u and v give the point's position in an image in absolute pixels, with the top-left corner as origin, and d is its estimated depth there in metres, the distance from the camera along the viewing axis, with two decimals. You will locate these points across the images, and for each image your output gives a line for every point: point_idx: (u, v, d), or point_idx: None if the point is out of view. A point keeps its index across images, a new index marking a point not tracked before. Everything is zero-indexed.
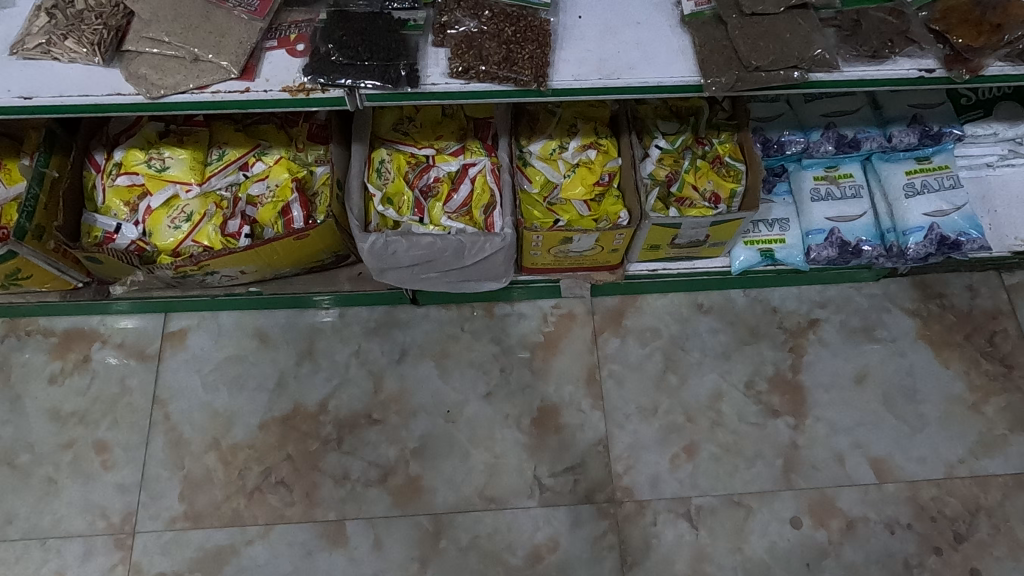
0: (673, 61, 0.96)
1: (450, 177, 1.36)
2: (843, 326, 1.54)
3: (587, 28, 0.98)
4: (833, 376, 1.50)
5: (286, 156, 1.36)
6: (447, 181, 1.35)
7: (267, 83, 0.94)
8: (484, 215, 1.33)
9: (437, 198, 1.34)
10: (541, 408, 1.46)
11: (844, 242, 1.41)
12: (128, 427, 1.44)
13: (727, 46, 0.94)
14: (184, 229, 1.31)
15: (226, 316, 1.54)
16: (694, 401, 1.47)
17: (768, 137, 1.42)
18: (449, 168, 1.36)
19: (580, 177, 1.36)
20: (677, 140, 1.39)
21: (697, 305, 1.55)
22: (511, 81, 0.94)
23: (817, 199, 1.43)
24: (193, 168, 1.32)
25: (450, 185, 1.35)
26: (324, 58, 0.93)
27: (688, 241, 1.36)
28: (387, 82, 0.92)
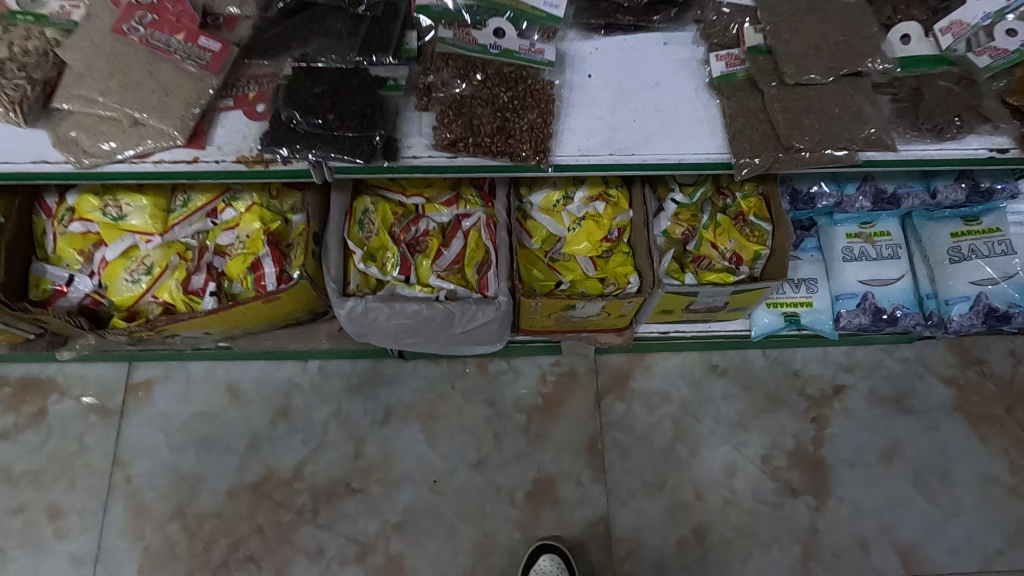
0: (697, 132, 0.82)
1: (441, 229, 1.23)
2: (871, 394, 1.40)
3: (597, 91, 0.85)
4: (859, 451, 1.36)
5: (258, 202, 1.21)
6: (438, 235, 1.22)
7: (218, 151, 0.80)
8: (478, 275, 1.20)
9: (425, 255, 1.20)
10: (537, 480, 1.33)
11: (878, 309, 1.26)
12: (85, 491, 1.32)
13: (764, 121, 0.80)
14: (142, 284, 1.18)
15: (195, 367, 1.41)
16: (704, 476, 1.34)
17: (797, 188, 1.25)
18: (440, 219, 1.23)
19: (586, 232, 1.21)
20: (696, 193, 1.24)
21: (711, 367, 1.42)
22: (506, 155, 0.81)
23: (850, 259, 1.29)
24: (153, 216, 1.17)
25: (441, 240, 1.22)
26: (284, 125, 0.80)
27: (706, 307, 1.22)
28: (359, 157, 0.79)
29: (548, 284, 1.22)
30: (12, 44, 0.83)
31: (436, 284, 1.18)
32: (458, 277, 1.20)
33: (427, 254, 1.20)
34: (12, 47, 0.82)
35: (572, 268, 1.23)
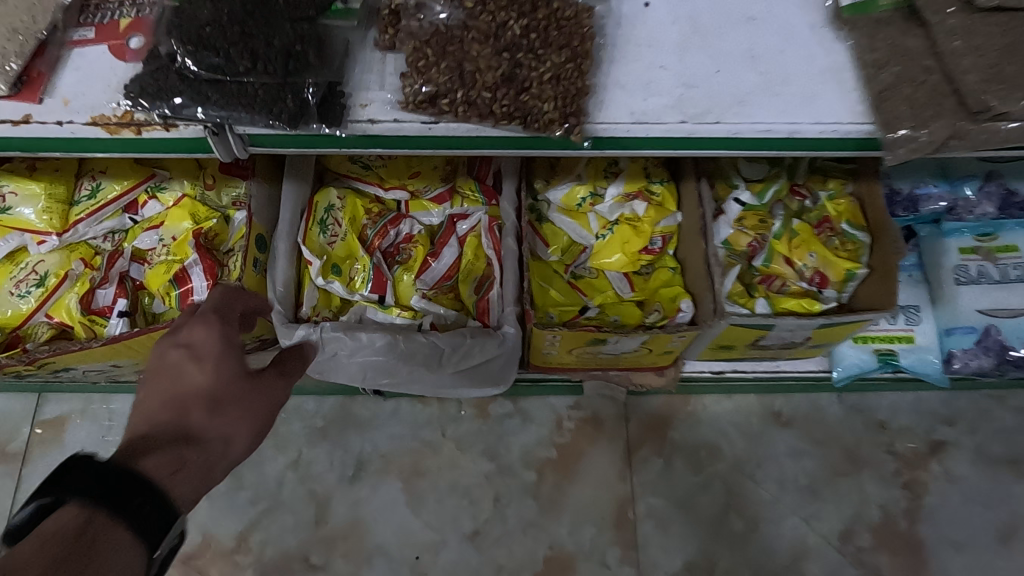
0: (819, 93, 0.54)
1: (429, 233, 0.94)
2: (980, 455, 1.09)
3: (658, 28, 0.56)
4: (965, 530, 1.05)
5: (190, 194, 0.93)
6: (423, 240, 0.93)
7: (63, 108, 0.52)
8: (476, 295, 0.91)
9: (406, 266, 0.92)
10: (548, 559, 1.03)
11: (1004, 349, 0.96)
12: None
13: (933, 70, 0.52)
14: (31, 300, 0.88)
15: (120, 401, 1.12)
16: (765, 559, 1.04)
17: (898, 189, 0.97)
18: (426, 219, 0.94)
19: (620, 241, 0.92)
20: (767, 191, 0.94)
21: (771, 414, 1.12)
22: (517, 120, 0.52)
23: (965, 281, 0.98)
24: (48, 211, 0.87)
25: (428, 248, 0.92)
26: (165, 69, 0.51)
27: (779, 343, 0.92)
28: (279, 119, 0.50)
29: (570, 309, 0.91)
30: None
31: (419, 305, 0.89)
32: (447, 296, 0.92)
33: (410, 265, 0.92)
34: None
35: (601, 285, 0.94)
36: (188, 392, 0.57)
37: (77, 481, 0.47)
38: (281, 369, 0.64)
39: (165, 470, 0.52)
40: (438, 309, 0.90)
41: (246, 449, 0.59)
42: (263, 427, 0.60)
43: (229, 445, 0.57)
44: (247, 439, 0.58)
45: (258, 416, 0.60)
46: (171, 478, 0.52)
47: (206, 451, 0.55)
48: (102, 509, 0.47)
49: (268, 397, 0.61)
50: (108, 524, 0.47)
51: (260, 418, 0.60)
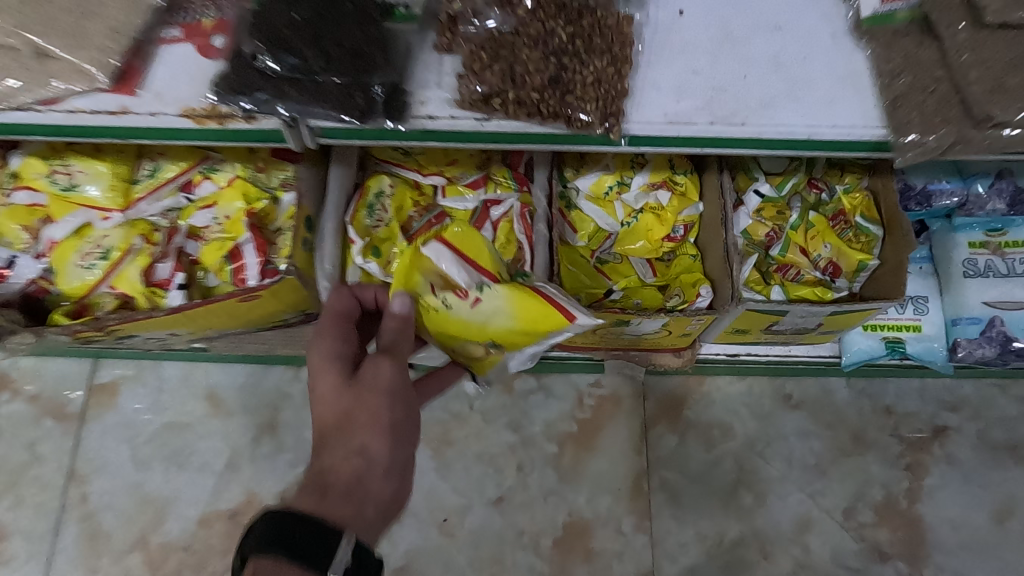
0: (836, 97, 0.57)
1: (478, 250, 0.78)
2: (980, 440, 1.14)
3: (694, 34, 0.59)
4: (964, 509, 1.11)
5: (242, 174, 0.97)
6: (466, 263, 0.75)
7: (157, 99, 0.57)
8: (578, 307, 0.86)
9: (430, 310, 0.76)
10: (568, 525, 1.10)
11: (1007, 340, 1.01)
12: (35, 510, 1.12)
13: (943, 80, 0.54)
14: (97, 272, 0.96)
15: (170, 367, 1.20)
16: (773, 532, 1.10)
17: (911, 184, 1.00)
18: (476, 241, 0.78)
19: (643, 229, 0.99)
20: (786, 184, 0.99)
21: (783, 396, 1.17)
22: (562, 118, 0.56)
23: (973, 274, 1.03)
24: (113, 188, 0.95)
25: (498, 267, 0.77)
26: (245, 62, 0.56)
27: (792, 328, 0.97)
28: (350, 114, 0.55)
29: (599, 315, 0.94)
30: None
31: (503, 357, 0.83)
32: (543, 321, 0.75)
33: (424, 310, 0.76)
34: None
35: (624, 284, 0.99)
36: (317, 477, 0.64)
37: (259, 539, 0.58)
38: (375, 366, 0.68)
39: (314, 501, 0.62)
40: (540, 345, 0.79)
41: (407, 415, 0.69)
42: (383, 427, 0.66)
43: (368, 453, 0.65)
44: (395, 433, 0.67)
45: (394, 400, 0.68)
46: (324, 501, 0.62)
47: (348, 466, 0.64)
48: (277, 557, 0.57)
49: (399, 377, 0.69)
50: (285, 563, 0.57)
51: (400, 394, 0.68)
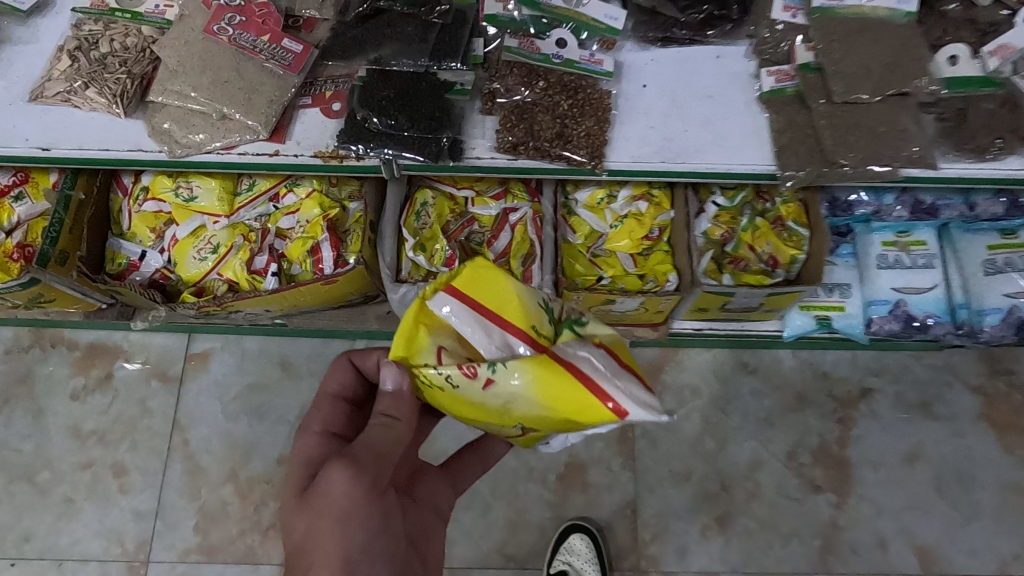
0: (747, 145, 0.85)
1: (493, 293, 0.71)
2: (898, 399, 1.44)
3: (652, 101, 0.88)
4: (883, 452, 1.40)
5: (318, 188, 1.27)
6: (485, 319, 0.69)
7: (298, 146, 0.87)
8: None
9: (444, 392, 0.70)
10: (569, 464, 1.39)
11: (909, 317, 1.29)
12: (147, 451, 1.42)
13: (810, 136, 0.83)
14: (209, 262, 1.26)
15: (250, 341, 1.50)
16: (730, 469, 1.39)
17: (836, 197, 1.28)
18: (494, 285, 0.72)
19: (627, 230, 1.27)
20: (737, 196, 1.29)
21: (741, 364, 1.46)
22: (564, 159, 0.84)
23: (884, 266, 1.31)
24: (221, 198, 1.26)
25: (529, 323, 0.70)
26: (359, 123, 0.85)
27: (740, 307, 1.26)
28: (427, 156, 0.84)
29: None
30: (114, 41, 0.91)
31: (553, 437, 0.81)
32: (587, 413, 0.66)
33: (422, 378, 0.71)
34: (114, 44, 0.91)
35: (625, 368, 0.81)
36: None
37: None
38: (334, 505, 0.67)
39: None
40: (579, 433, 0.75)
41: (368, 537, 0.69)
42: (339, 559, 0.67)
43: None
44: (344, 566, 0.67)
45: (351, 512, 0.68)
46: None
47: None
48: None
49: (354, 489, 0.68)
50: None
51: (355, 513, 0.68)
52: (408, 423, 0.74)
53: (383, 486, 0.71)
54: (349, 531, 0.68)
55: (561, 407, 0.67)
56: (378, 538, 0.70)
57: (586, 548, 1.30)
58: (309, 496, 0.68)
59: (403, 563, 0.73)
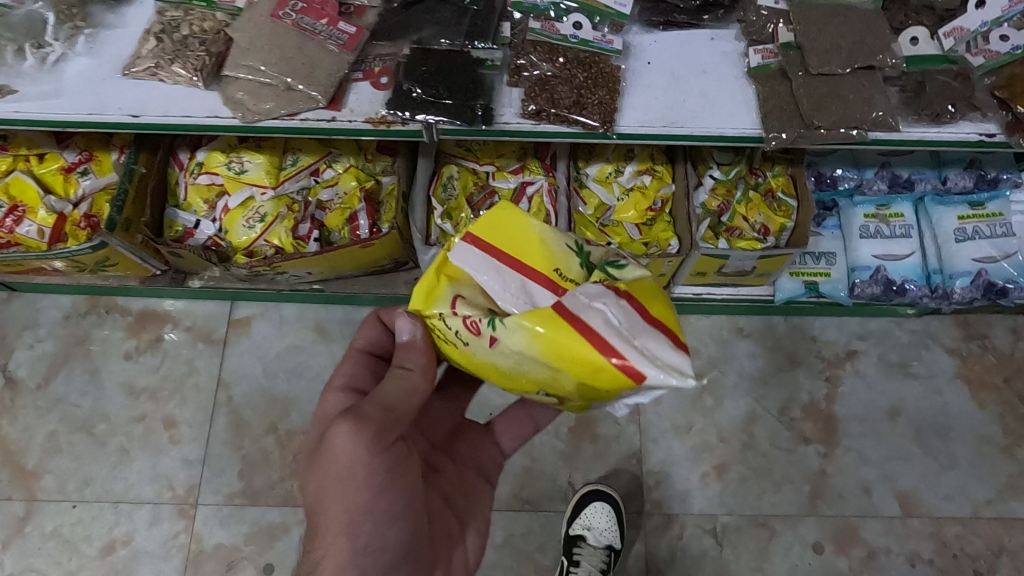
0: (737, 113, 0.99)
1: (515, 238, 0.71)
2: (881, 360, 1.57)
3: (655, 76, 1.02)
4: (867, 408, 1.53)
5: (355, 164, 1.42)
6: (503, 265, 0.69)
7: (352, 113, 1.01)
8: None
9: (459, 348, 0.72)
10: (579, 417, 1.53)
11: (889, 281, 1.43)
12: (194, 406, 1.56)
13: (791, 103, 0.97)
14: (257, 230, 1.38)
15: (288, 307, 1.64)
16: (727, 422, 1.52)
17: (822, 172, 1.43)
18: (514, 228, 0.71)
19: (633, 202, 1.41)
20: (732, 171, 1.41)
21: (737, 329, 1.60)
22: (580, 124, 0.99)
23: (866, 235, 1.45)
24: (269, 171, 1.39)
25: (552, 267, 0.69)
26: (405, 94, 0.99)
27: (735, 270, 1.40)
28: (464, 121, 0.98)
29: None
30: (192, 25, 1.06)
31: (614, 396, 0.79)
32: (600, 370, 0.64)
33: (438, 330, 0.72)
34: (192, 27, 1.05)
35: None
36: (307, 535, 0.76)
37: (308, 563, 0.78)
38: (337, 464, 0.73)
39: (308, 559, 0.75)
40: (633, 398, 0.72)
41: (374, 494, 0.74)
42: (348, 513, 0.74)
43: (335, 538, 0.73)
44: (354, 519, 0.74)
45: (355, 467, 0.73)
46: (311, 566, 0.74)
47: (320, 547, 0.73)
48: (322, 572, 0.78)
49: (357, 446, 0.72)
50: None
51: (360, 468, 0.73)
52: (414, 376, 0.78)
53: (389, 442, 0.75)
54: (353, 488, 0.73)
55: (572, 364, 0.66)
56: (381, 495, 0.75)
57: (601, 512, 1.41)
58: (318, 454, 0.74)
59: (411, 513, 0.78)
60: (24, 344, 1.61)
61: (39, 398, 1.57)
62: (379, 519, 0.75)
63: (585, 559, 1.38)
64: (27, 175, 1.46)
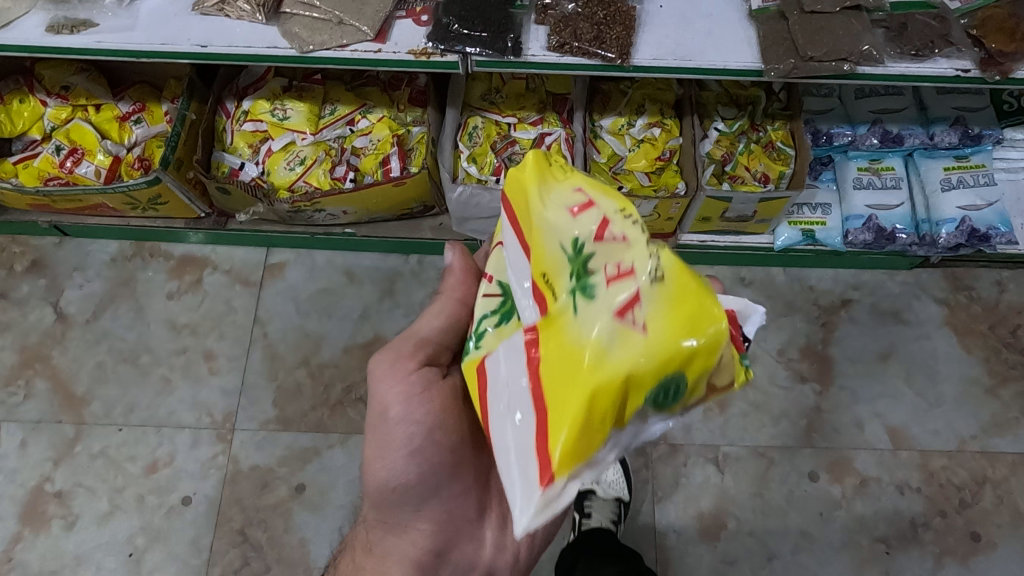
0: (739, 49, 1.11)
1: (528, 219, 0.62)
2: (873, 308, 1.68)
3: (666, 17, 1.14)
4: (860, 351, 1.64)
5: (388, 115, 1.54)
6: (511, 242, 0.65)
7: (395, 46, 1.13)
8: (722, 353, 0.54)
9: None
10: None
11: (880, 228, 1.54)
12: (232, 341, 1.67)
13: (787, 38, 1.09)
14: (297, 171, 1.51)
15: (319, 254, 1.76)
16: None
17: (819, 128, 1.53)
18: (521, 204, 0.62)
19: (644, 152, 1.51)
20: (734, 124, 1.52)
21: (739, 278, 1.71)
22: (600, 56, 1.11)
23: (859, 187, 1.56)
24: (309, 118, 1.53)
25: (540, 274, 0.59)
26: (444, 27, 1.12)
27: (737, 215, 1.52)
28: (496, 51, 1.11)
29: (635, 407, 0.55)
30: None
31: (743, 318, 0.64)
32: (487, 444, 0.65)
33: None
34: None
35: (663, 379, 0.53)
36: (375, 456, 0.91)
37: None
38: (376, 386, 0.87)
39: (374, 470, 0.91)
40: (628, 437, 0.58)
41: (400, 411, 0.86)
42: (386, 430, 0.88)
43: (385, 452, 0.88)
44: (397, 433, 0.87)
45: (387, 388, 0.86)
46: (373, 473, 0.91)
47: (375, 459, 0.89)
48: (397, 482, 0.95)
49: (385, 368, 0.86)
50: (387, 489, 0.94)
51: (380, 403, 0.87)
52: (442, 309, 0.87)
53: (402, 375, 0.85)
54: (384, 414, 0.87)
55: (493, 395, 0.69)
56: (405, 412, 0.86)
57: (612, 466, 1.47)
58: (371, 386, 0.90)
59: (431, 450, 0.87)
60: (74, 283, 1.73)
61: (88, 332, 1.68)
62: (399, 455, 0.88)
63: (596, 510, 1.45)
64: (86, 122, 1.57)
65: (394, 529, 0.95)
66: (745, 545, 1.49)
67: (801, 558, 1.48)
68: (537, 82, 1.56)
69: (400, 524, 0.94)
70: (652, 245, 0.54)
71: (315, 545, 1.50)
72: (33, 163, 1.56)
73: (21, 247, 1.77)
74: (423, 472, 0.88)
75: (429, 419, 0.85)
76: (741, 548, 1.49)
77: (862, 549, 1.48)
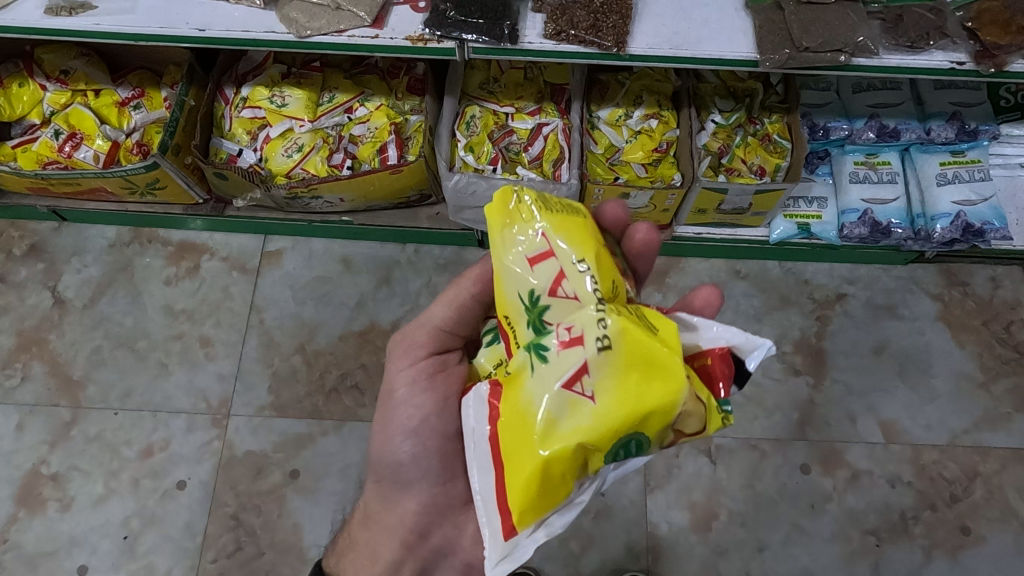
0: (735, 39, 1.12)
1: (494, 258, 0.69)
2: (868, 302, 1.68)
3: (663, 5, 1.15)
4: (854, 344, 1.64)
5: (386, 103, 1.55)
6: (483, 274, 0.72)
7: (392, 32, 1.14)
8: (681, 410, 0.62)
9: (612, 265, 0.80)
10: None
11: (876, 223, 1.53)
12: (228, 327, 1.68)
13: (783, 28, 1.10)
14: (295, 158, 1.52)
15: (317, 242, 1.76)
16: None
17: (815, 122, 1.54)
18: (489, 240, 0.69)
19: (641, 143, 1.51)
20: (732, 117, 1.52)
21: (734, 272, 1.72)
22: (595, 45, 1.11)
23: (855, 181, 1.56)
24: (307, 106, 1.53)
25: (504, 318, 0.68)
26: (441, 14, 1.12)
27: (732, 207, 1.52)
28: (492, 37, 1.11)
29: (595, 466, 0.65)
30: None
31: (744, 355, 0.67)
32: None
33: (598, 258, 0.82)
34: None
35: (616, 443, 0.62)
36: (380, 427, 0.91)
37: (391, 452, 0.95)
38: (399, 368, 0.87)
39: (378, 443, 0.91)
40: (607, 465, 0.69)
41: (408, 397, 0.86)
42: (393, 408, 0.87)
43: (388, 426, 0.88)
44: (400, 411, 0.86)
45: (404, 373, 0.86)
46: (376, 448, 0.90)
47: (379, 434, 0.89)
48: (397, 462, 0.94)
49: (406, 356, 0.87)
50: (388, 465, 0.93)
51: (388, 382, 0.88)
52: (449, 307, 0.85)
53: (410, 362, 0.86)
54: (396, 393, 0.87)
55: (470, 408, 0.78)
56: (413, 395, 0.85)
57: None
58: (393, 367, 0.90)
59: (430, 432, 0.85)
60: (71, 268, 1.74)
61: (85, 317, 1.69)
62: (398, 435, 0.87)
63: None
64: (85, 107, 1.57)
65: (388, 502, 0.93)
66: (735, 536, 1.50)
67: (792, 549, 1.49)
68: (536, 73, 1.57)
69: (394, 498, 0.92)
70: (598, 315, 0.62)
71: (308, 531, 1.51)
72: (32, 147, 1.56)
73: (19, 232, 1.77)
74: (423, 452, 0.86)
75: (430, 405, 0.84)
76: (731, 540, 1.50)
77: (852, 541, 1.49)
